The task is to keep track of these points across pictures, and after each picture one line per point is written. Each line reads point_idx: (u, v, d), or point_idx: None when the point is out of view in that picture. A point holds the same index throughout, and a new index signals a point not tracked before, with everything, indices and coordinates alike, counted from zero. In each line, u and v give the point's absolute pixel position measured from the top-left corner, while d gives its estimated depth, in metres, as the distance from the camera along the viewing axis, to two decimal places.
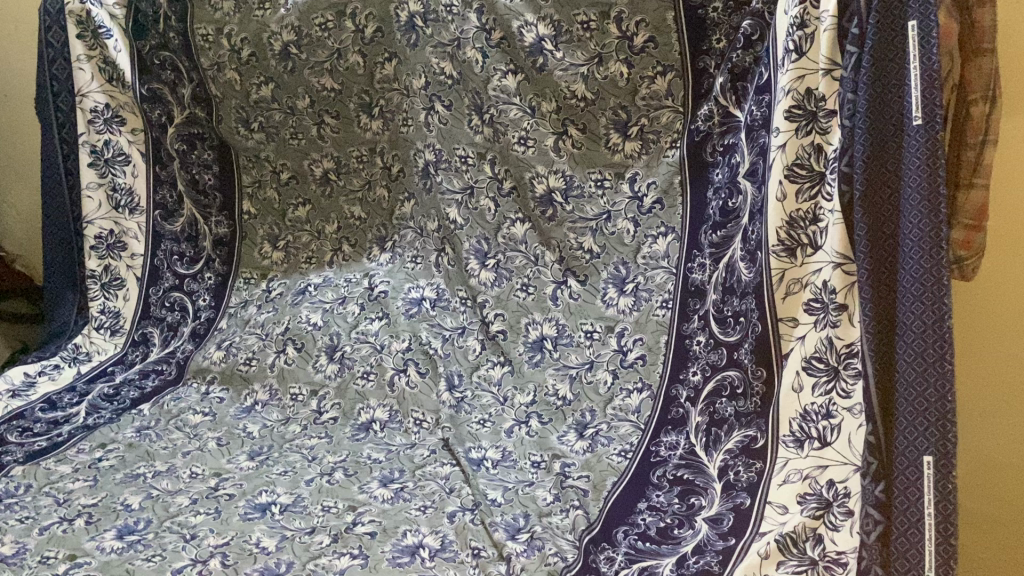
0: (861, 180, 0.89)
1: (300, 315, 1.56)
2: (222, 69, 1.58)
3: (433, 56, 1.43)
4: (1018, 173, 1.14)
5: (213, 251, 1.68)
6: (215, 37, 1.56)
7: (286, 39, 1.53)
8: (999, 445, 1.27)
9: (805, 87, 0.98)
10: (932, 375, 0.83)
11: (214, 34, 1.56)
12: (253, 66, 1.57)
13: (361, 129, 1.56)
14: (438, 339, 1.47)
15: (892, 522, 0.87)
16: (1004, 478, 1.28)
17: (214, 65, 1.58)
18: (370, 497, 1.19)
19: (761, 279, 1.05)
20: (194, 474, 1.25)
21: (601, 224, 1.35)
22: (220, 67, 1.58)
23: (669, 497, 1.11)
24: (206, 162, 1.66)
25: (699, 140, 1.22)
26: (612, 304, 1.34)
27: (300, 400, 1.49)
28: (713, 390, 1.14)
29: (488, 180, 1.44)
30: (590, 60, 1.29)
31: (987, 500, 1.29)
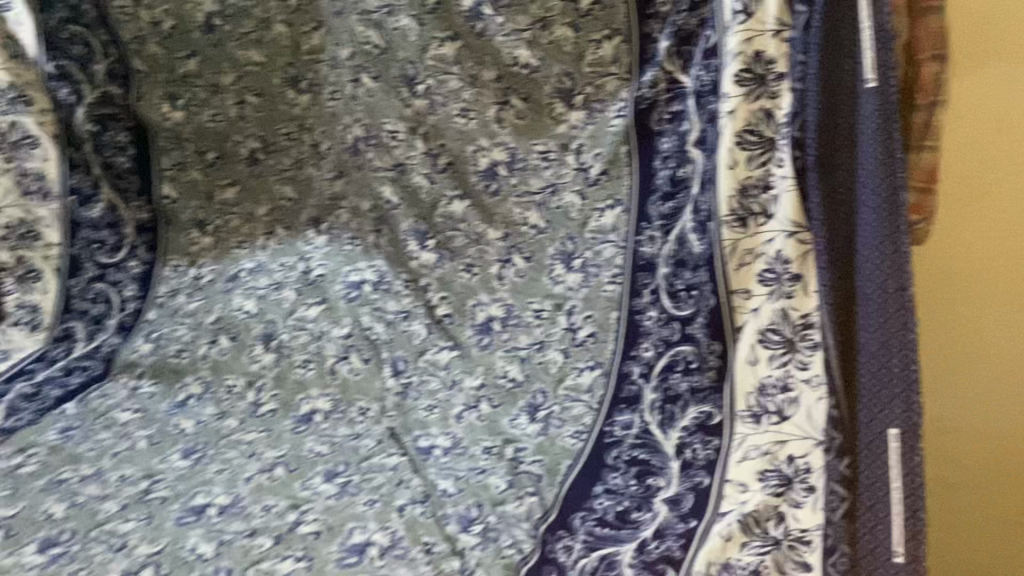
0: (815, 148, 0.87)
1: (233, 303, 1.51)
2: (144, 42, 1.48)
3: (358, 25, 1.41)
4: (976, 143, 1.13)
5: (138, 238, 1.52)
6: (133, 8, 1.45)
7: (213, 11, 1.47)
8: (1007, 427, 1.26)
9: (753, 50, 0.93)
10: (894, 346, 0.83)
11: (133, 5, 1.45)
12: (178, 40, 1.49)
13: (287, 104, 1.54)
14: (382, 322, 1.42)
15: (858, 495, 0.87)
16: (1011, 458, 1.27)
17: (136, 38, 1.47)
18: (313, 494, 1.12)
19: (713, 249, 1.02)
20: (124, 477, 1.17)
21: (545, 198, 1.29)
22: (142, 40, 1.48)
23: (626, 479, 1.07)
24: (121, 145, 1.49)
25: (643, 109, 1.14)
26: (559, 282, 1.28)
27: (236, 392, 1.36)
28: (667, 366, 1.09)
29: (420, 156, 1.41)
30: (533, 24, 1.22)
31: (974, 477, 1.31)
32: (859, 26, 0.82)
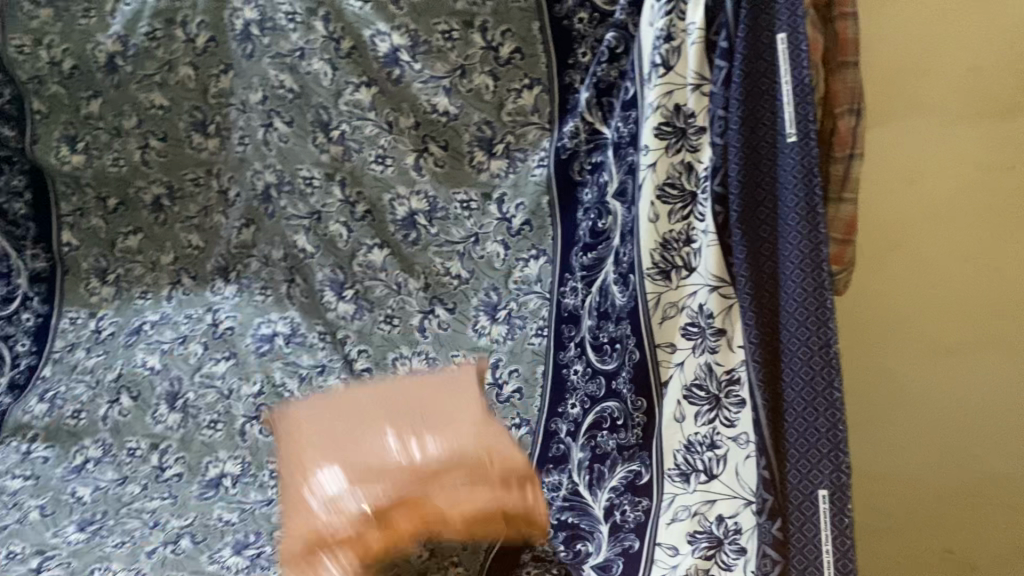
0: (738, 201, 0.85)
1: (135, 358, 1.39)
2: (44, 83, 1.40)
3: (271, 67, 1.32)
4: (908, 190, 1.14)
5: (30, 288, 1.46)
6: (32, 48, 1.38)
7: (115, 52, 1.37)
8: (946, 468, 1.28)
9: (674, 103, 0.94)
10: (821, 405, 0.80)
11: (32, 45, 1.38)
12: (78, 80, 1.40)
13: (194, 150, 1.43)
14: (295, 378, 1.32)
15: (790, 559, 0.83)
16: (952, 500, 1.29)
17: (33, 78, 1.40)
18: (221, 568, 1.05)
19: (635, 303, 1.03)
20: (12, 554, 1.08)
21: (468, 248, 1.28)
22: (42, 81, 1.40)
23: (553, 544, 1.02)
24: (18, 189, 1.45)
25: (564, 157, 1.17)
26: (484, 334, 1.27)
27: (138, 455, 1.27)
28: (594, 423, 1.09)
29: (337, 204, 1.34)
30: (451, 72, 1.21)
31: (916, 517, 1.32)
32: (778, 80, 0.81)
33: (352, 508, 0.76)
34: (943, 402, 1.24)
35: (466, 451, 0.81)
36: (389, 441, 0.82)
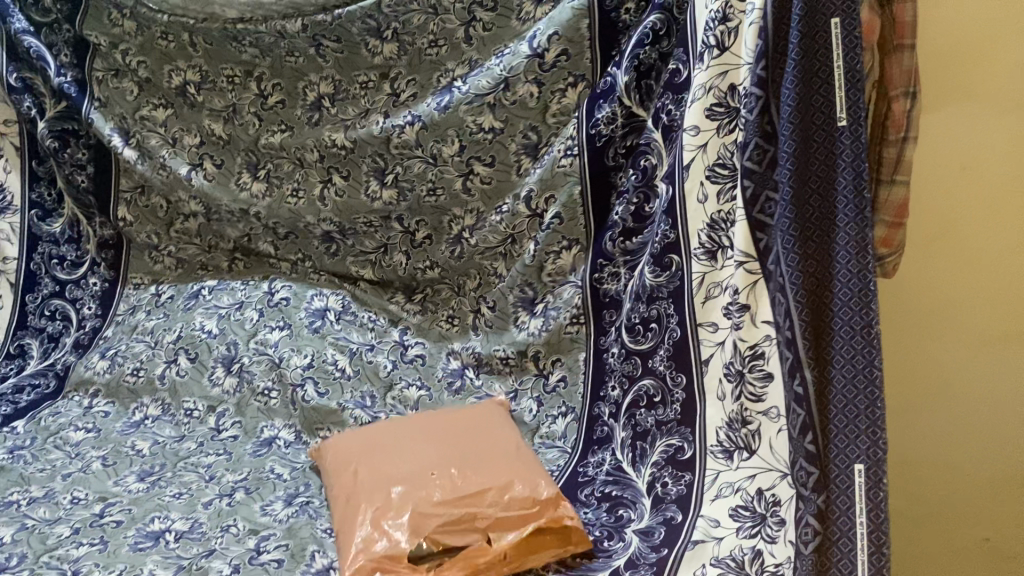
0: (788, 180, 0.84)
1: (193, 322, 1.41)
2: (119, 76, 1.44)
3: (328, 131, 1.35)
4: (968, 168, 1.08)
5: (98, 254, 1.52)
6: (106, 49, 1.40)
7: (189, 79, 1.41)
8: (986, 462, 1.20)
9: (728, 83, 0.96)
10: (860, 382, 0.81)
11: (107, 46, 1.40)
12: (153, 87, 1.43)
13: (238, 186, 1.43)
14: (344, 354, 1.34)
15: (830, 531, 0.83)
16: (992, 497, 1.21)
17: (111, 70, 1.44)
18: (272, 520, 1.07)
19: (681, 283, 1.03)
20: (75, 499, 1.13)
21: (508, 248, 1.29)
22: (119, 73, 1.43)
23: (597, 514, 1.05)
24: (80, 162, 1.48)
25: (600, 145, 1.16)
26: (524, 329, 1.28)
27: (196, 416, 1.33)
28: (632, 403, 1.10)
29: (400, 234, 1.38)
30: (496, 87, 1.21)
31: (943, 513, 1.24)
32: (835, 67, 0.82)
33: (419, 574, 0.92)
34: (990, 393, 1.17)
35: (488, 490, 1.00)
36: (420, 506, 0.98)
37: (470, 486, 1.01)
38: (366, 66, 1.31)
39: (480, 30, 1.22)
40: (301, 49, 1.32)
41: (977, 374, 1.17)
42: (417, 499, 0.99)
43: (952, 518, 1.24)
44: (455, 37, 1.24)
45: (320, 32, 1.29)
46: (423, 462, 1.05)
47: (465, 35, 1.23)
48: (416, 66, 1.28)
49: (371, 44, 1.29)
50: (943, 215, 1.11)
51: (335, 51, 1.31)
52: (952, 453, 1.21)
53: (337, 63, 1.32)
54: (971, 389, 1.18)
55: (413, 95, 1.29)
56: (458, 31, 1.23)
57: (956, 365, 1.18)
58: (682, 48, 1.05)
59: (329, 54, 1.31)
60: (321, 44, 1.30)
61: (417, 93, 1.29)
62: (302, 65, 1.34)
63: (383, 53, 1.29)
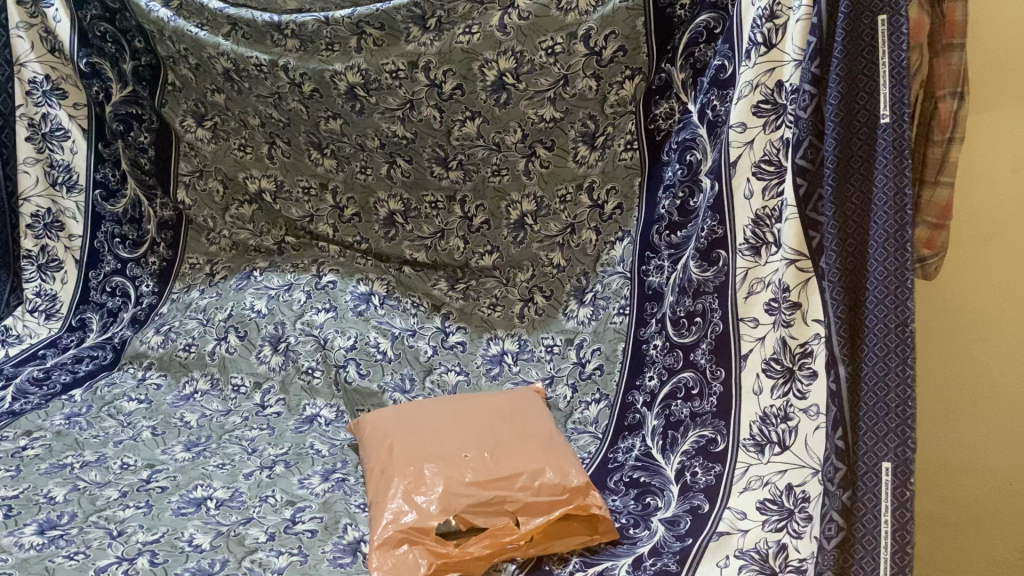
0: (831, 176, 0.84)
1: (244, 302, 1.45)
2: (177, 64, 1.43)
3: (382, 122, 1.35)
4: (1014, 175, 1.04)
5: (158, 234, 1.57)
6: (159, 34, 1.40)
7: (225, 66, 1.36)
8: (1011, 465, 1.18)
9: (775, 80, 0.96)
10: (892, 381, 0.80)
11: (158, 32, 1.39)
12: (204, 73, 1.42)
13: (312, 162, 1.46)
14: (386, 337, 1.36)
15: (854, 527, 0.82)
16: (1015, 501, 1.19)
17: (170, 57, 1.43)
18: (309, 493, 1.10)
19: (726, 278, 1.03)
20: (125, 465, 1.18)
21: (567, 237, 1.32)
22: (175, 61, 1.43)
23: (625, 500, 1.06)
24: (142, 145, 1.53)
25: (658, 139, 1.20)
26: (573, 316, 1.31)
27: (243, 392, 1.38)
28: (669, 393, 1.11)
29: (458, 220, 1.41)
30: (555, 83, 1.24)
31: (966, 518, 1.22)
32: (880, 64, 0.81)
33: (446, 549, 0.94)
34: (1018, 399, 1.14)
35: (521, 473, 1.02)
36: (452, 483, 1.00)
37: (503, 467, 1.03)
38: (398, 53, 1.27)
39: (518, 18, 1.19)
40: (343, 39, 1.30)
41: (1007, 381, 1.14)
42: (450, 476, 1.01)
43: (975, 521, 1.22)
44: (490, 26, 1.21)
45: (363, 20, 1.26)
46: (457, 441, 1.07)
47: (501, 23, 1.21)
48: (449, 56, 1.25)
49: (412, 33, 1.26)
50: (985, 222, 1.08)
51: (375, 41, 1.28)
52: (980, 456, 1.19)
53: (372, 53, 1.29)
54: (1003, 394, 1.15)
55: (458, 86, 1.28)
56: (495, 18, 1.21)
57: (990, 372, 1.15)
58: (729, 44, 1.04)
59: (368, 44, 1.29)
60: (364, 32, 1.28)
61: (461, 83, 1.27)
62: (333, 57, 1.31)
63: (420, 41, 1.26)
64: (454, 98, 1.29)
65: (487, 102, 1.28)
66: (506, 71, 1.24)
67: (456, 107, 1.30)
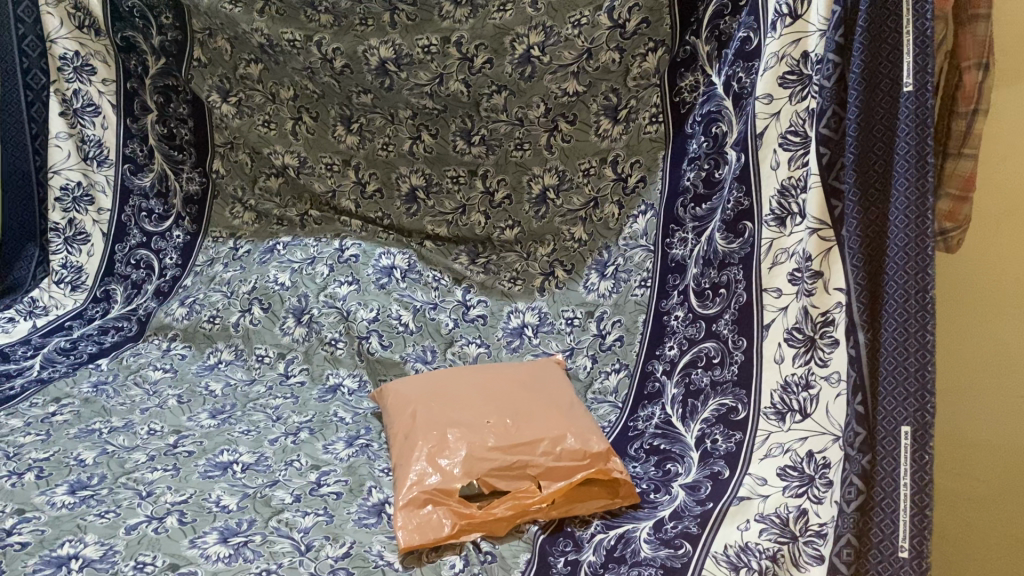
0: (854, 145, 0.85)
1: (268, 274, 1.46)
2: (213, 35, 1.46)
3: (411, 98, 1.37)
4: None
5: (183, 209, 1.60)
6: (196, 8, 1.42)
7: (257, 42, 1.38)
8: None
9: (801, 51, 0.96)
10: (912, 346, 0.80)
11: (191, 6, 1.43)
12: (242, 42, 1.44)
13: (336, 139, 1.47)
14: (408, 310, 1.37)
15: (874, 491, 0.83)
16: None
17: (205, 29, 1.46)
18: (334, 457, 1.12)
19: (751, 249, 1.04)
20: (152, 431, 1.20)
21: (589, 212, 1.33)
22: (212, 32, 1.46)
23: (645, 467, 1.07)
24: (182, 116, 1.56)
25: (683, 112, 1.20)
26: (593, 290, 1.32)
27: (266, 362, 1.40)
28: (690, 362, 1.11)
29: (480, 195, 1.42)
30: (579, 57, 1.25)
31: (984, 495, 1.22)
32: (903, 34, 0.80)
33: (469, 510, 0.96)
34: None
35: (542, 439, 1.03)
36: (475, 448, 1.01)
37: (524, 433, 1.04)
38: (433, 29, 1.29)
39: None
40: (376, 15, 1.31)
41: None
42: (472, 441, 1.02)
43: (993, 497, 1.22)
44: (523, 1, 1.23)
45: None
46: (478, 409, 1.08)
47: None
48: (480, 31, 1.27)
49: (446, 9, 1.28)
50: (1010, 198, 1.08)
51: (409, 16, 1.30)
52: (1000, 433, 1.19)
53: (407, 29, 1.31)
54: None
55: (487, 60, 1.29)
56: None
57: (1012, 347, 1.14)
58: (756, 15, 1.04)
59: (401, 20, 1.30)
60: (396, 9, 1.30)
61: (492, 56, 1.29)
62: (368, 32, 1.33)
63: (454, 17, 1.28)
64: (482, 72, 1.30)
65: (512, 75, 1.30)
66: (535, 45, 1.26)
67: (484, 81, 1.31)
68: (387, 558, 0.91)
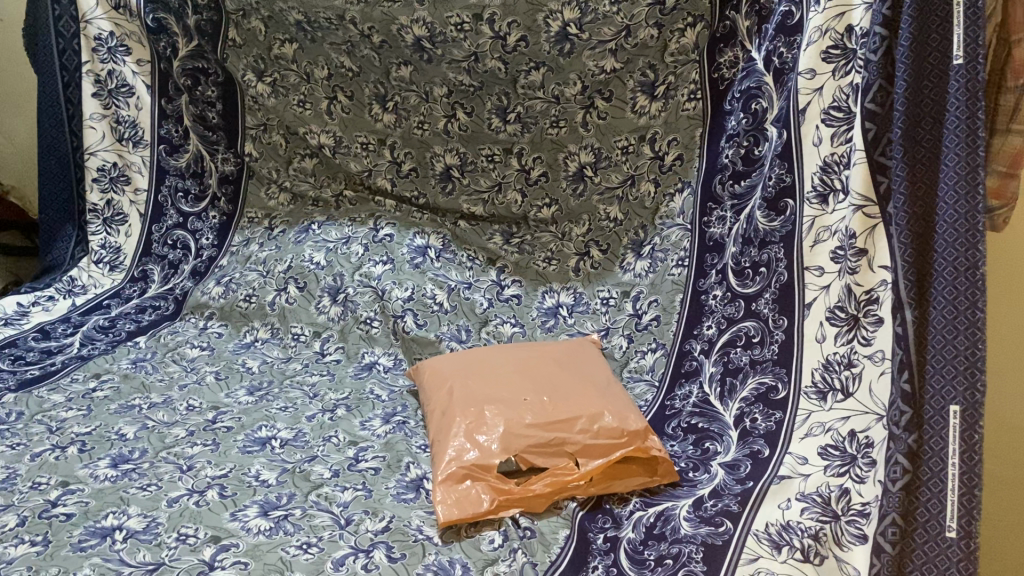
0: (901, 120, 0.83)
1: (303, 254, 1.47)
2: (247, 16, 1.47)
3: (449, 72, 1.37)
4: None
5: (219, 189, 1.61)
6: None
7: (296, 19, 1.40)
8: None
9: (844, 25, 0.94)
10: (961, 324, 0.78)
11: None
12: (276, 22, 1.45)
13: (372, 118, 1.47)
14: (443, 289, 1.38)
15: (920, 470, 0.81)
16: None
17: (239, 10, 1.47)
18: (371, 434, 1.12)
19: (792, 227, 1.02)
20: (191, 406, 1.21)
21: (626, 190, 1.32)
22: (246, 14, 1.46)
23: (683, 446, 1.07)
24: (210, 99, 1.57)
25: (722, 89, 1.18)
26: (630, 269, 1.32)
27: (302, 340, 1.41)
28: (728, 341, 1.10)
29: (515, 172, 1.41)
30: (618, 34, 1.24)
31: None
32: (954, 5, 0.78)
33: (507, 486, 0.96)
34: None
35: (579, 416, 1.02)
36: (512, 424, 1.01)
37: (563, 410, 1.03)
38: (463, 5, 1.28)
39: None
40: None
41: None
42: (510, 418, 1.02)
43: None
44: None
45: None
46: (515, 386, 1.08)
47: None
48: (514, 7, 1.26)
49: None
50: None
51: None
52: None
53: (436, 6, 1.30)
54: None
55: (522, 37, 1.29)
56: None
57: None
58: None
59: None
60: None
61: (525, 34, 1.28)
62: (397, 9, 1.32)
63: None
64: (518, 49, 1.30)
65: (550, 52, 1.29)
66: (570, 21, 1.25)
67: (521, 58, 1.31)
68: (426, 532, 0.92)
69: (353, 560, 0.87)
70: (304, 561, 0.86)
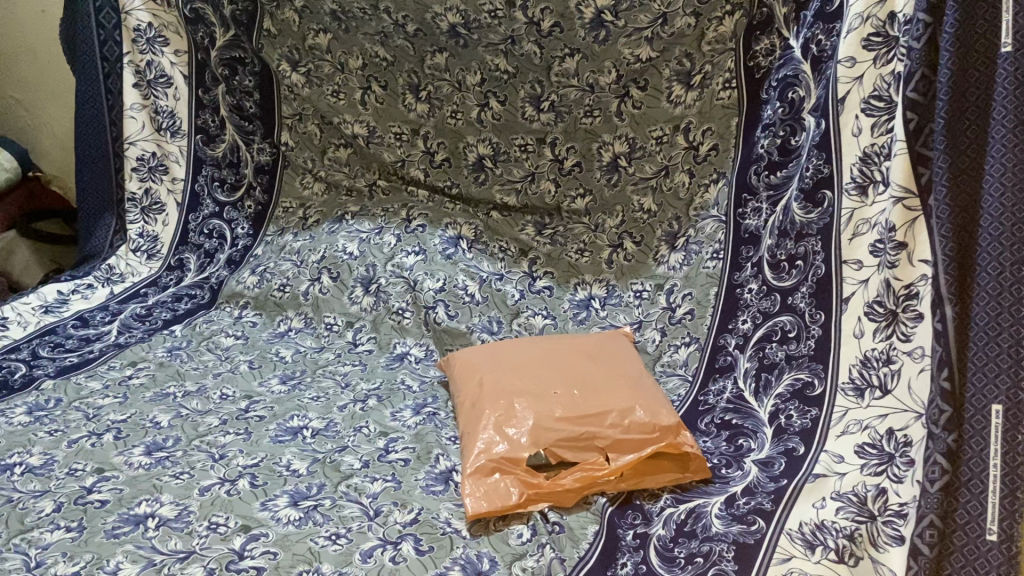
0: (945, 110, 0.81)
1: (336, 244, 1.47)
2: (281, 6, 1.47)
3: (487, 55, 1.36)
4: None
5: (254, 179, 1.62)
6: None
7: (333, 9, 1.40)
8: None
9: (887, 11, 0.92)
10: (1006, 320, 0.76)
11: None
12: (312, 12, 1.45)
13: (405, 108, 1.47)
14: (474, 281, 1.37)
15: (960, 470, 0.78)
16: None
17: None
18: (401, 425, 1.12)
19: (830, 220, 1.00)
20: (224, 395, 1.22)
21: (660, 181, 1.31)
22: (280, 4, 1.47)
23: (717, 442, 1.05)
24: (247, 89, 1.57)
25: (758, 78, 1.16)
26: (664, 262, 1.30)
27: (335, 330, 1.41)
28: (764, 336, 1.08)
29: (549, 163, 1.39)
30: (654, 21, 1.22)
31: None
32: None
33: (537, 479, 0.96)
34: None
35: (611, 410, 1.01)
36: (542, 418, 1.01)
37: (594, 403, 1.02)
38: None
39: None
40: None
41: None
42: (540, 411, 1.01)
43: None
44: None
45: None
46: (546, 378, 1.07)
47: None
48: None
49: None
50: None
51: None
52: None
53: None
54: None
55: (555, 25, 1.27)
56: None
57: None
58: None
59: None
60: None
61: (558, 21, 1.26)
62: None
63: None
64: (554, 35, 1.29)
65: (585, 40, 1.28)
66: (605, 9, 1.23)
67: (556, 44, 1.30)
68: (455, 525, 0.92)
69: (381, 551, 0.87)
70: (333, 551, 0.87)
